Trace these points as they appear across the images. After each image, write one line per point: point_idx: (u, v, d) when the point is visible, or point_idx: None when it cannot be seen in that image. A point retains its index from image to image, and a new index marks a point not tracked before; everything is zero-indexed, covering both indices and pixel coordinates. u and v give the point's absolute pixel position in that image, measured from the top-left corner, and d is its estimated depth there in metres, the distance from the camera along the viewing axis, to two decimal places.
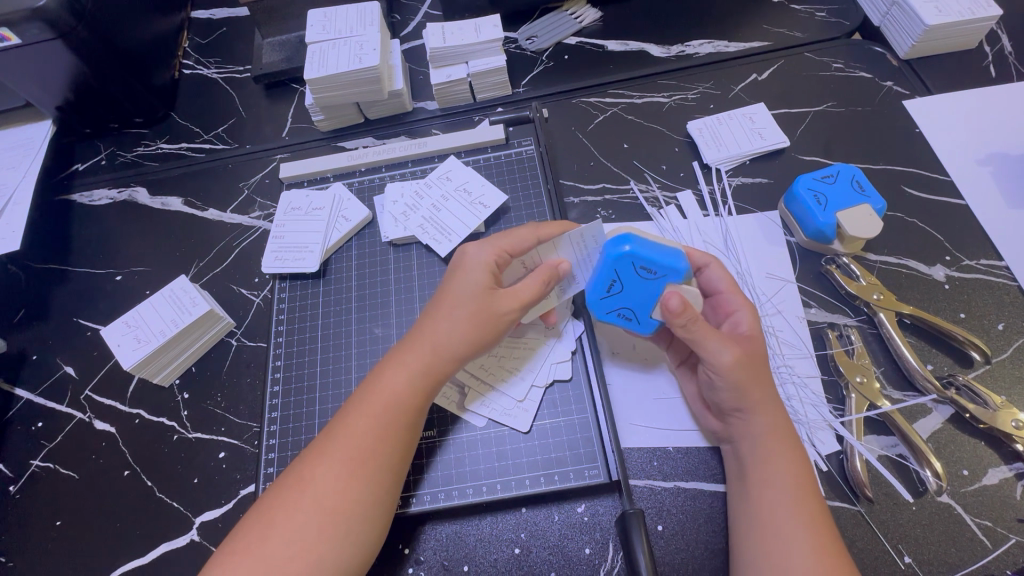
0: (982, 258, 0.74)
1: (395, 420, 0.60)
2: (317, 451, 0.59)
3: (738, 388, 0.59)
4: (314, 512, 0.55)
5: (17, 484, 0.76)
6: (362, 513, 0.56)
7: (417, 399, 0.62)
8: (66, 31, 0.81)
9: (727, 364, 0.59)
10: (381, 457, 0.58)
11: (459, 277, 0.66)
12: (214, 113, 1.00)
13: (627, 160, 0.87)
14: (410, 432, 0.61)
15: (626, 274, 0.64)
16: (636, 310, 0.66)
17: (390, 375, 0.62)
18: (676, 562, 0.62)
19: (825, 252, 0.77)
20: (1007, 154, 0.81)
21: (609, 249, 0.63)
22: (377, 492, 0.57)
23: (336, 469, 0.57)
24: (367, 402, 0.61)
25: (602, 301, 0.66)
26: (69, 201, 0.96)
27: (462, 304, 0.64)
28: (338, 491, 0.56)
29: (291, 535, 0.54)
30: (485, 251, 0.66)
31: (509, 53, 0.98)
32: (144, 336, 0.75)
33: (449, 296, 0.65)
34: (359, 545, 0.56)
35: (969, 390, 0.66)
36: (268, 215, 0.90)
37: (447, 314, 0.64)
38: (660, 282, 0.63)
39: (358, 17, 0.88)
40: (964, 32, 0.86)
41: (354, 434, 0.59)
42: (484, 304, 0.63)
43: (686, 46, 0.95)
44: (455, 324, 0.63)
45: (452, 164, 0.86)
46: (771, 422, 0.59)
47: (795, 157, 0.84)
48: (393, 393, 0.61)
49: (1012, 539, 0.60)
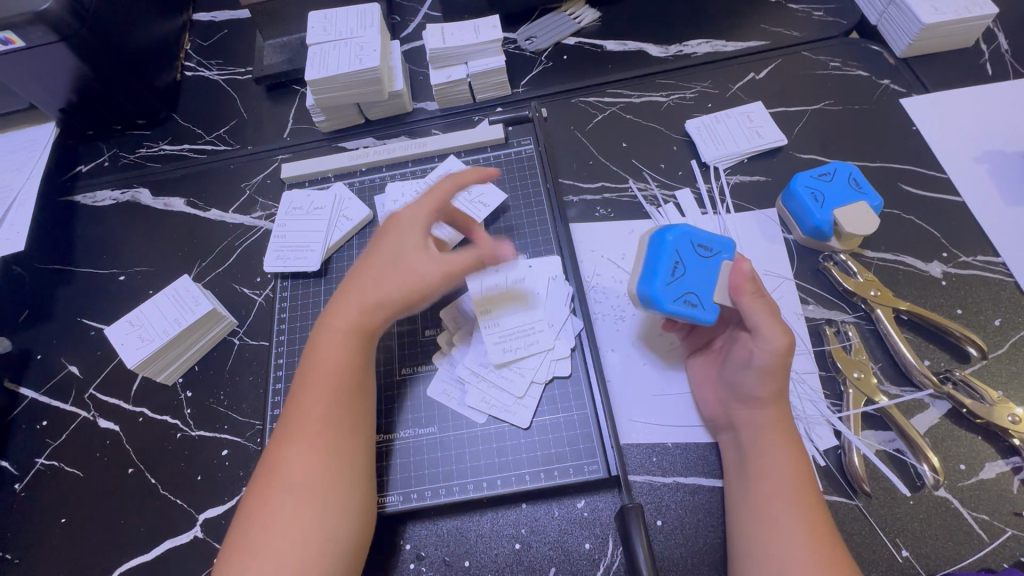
0: (979, 255, 0.75)
1: (337, 382, 0.63)
2: (280, 440, 0.61)
3: (770, 377, 0.61)
4: (288, 491, 0.57)
5: (22, 482, 0.77)
6: (331, 477, 0.58)
7: (354, 355, 0.64)
8: (69, 34, 0.81)
9: (779, 346, 0.59)
10: (335, 421, 0.61)
11: (376, 247, 0.68)
12: (216, 114, 1.01)
13: (626, 159, 0.87)
14: (357, 391, 0.63)
15: (687, 255, 0.64)
16: (702, 294, 0.63)
17: (321, 347, 0.65)
18: (675, 556, 0.62)
19: (823, 249, 0.77)
20: (1004, 152, 0.81)
21: (666, 233, 0.64)
22: (339, 455, 0.60)
23: (298, 447, 0.59)
24: (307, 379, 0.63)
25: (667, 287, 0.62)
26: (72, 202, 0.97)
27: (385, 266, 0.66)
28: (303, 468, 0.58)
29: (274, 519, 0.56)
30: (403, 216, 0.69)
31: (508, 54, 0.98)
32: (147, 335, 0.76)
33: (365, 262, 0.68)
34: (340, 512, 0.57)
35: (966, 385, 0.66)
36: (270, 215, 0.91)
37: (365, 280, 0.67)
38: (716, 261, 0.65)
39: (359, 18, 0.89)
40: (960, 30, 0.86)
41: (303, 410, 0.61)
42: (405, 259, 0.66)
43: (684, 46, 0.95)
44: (376, 284, 0.65)
45: (452, 164, 0.87)
46: (777, 413, 0.62)
47: (793, 155, 0.84)
48: (329, 359, 0.64)
49: (1008, 532, 0.61)
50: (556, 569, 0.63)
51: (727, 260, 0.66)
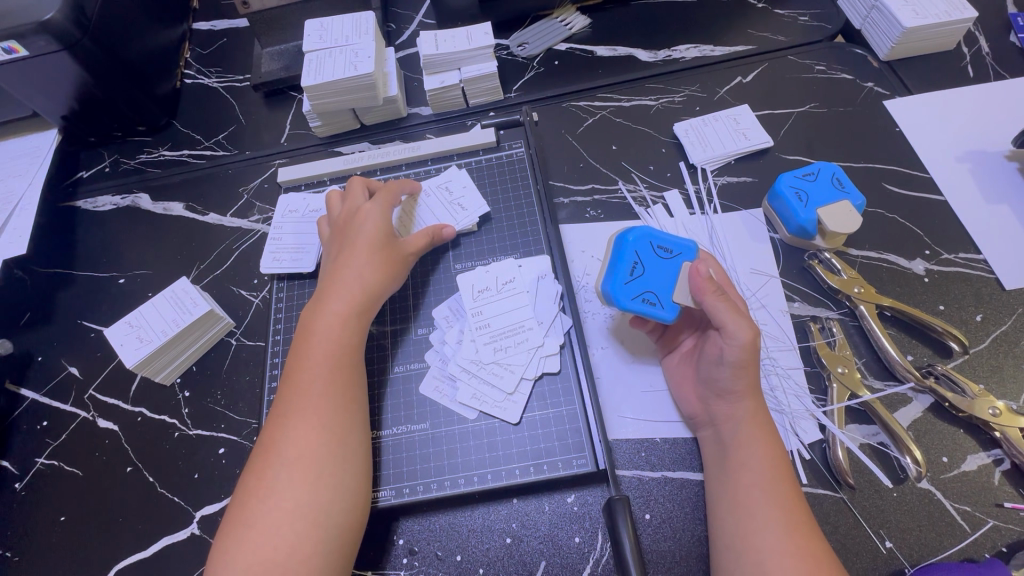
0: (961, 252, 0.76)
1: (336, 360, 0.65)
2: (278, 420, 0.62)
3: (744, 368, 0.61)
4: (284, 466, 0.59)
5: (23, 481, 0.78)
6: (326, 452, 0.60)
7: (347, 336, 0.67)
8: (72, 43, 0.83)
9: (747, 340, 0.60)
10: (334, 399, 0.63)
11: (354, 235, 0.73)
12: (215, 121, 1.03)
13: (616, 161, 0.89)
14: (354, 370, 0.67)
15: (646, 255, 0.67)
16: (660, 293, 0.66)
17: (320, 327, 0.67)
18: (663, 549, 0.63)
19: (808, 248, 0.78)
20: (985, 152, 0.83)
21: (626, 233, 0.67)
22: (339, 429, 0.62)
23: (297, 423, 0.61)
24: (304, 358, 0.65)
25: (625, 286, 0.66)
26: (74, 207, 0.99)
27: (370, 252, 0.72)
28: (301, 441, 0.60)
29: (270, 493, 0.57)
30: (374, 207, 0.75)
31: (501, 59, 1.01)
32: (146, 336, 0.77)
33: (352, 247, 0.72)
34: (338, 487, 0.59)
35: (948, 379, 0.67)
36: (267, 219, 0.93)
37: (357, 262, 0.71)
38: (677, 262, 0.67)
39: (354, 26, 0.91)
40: (941, 33, 0.88)
41: (302, 386, 0.63)
42: (383, 245, 0.73)
43: (673, 51, 0.97)
44: (368, 268, 0.71)
45: (453, 174, 0.87)
46: (754, 407, 0.62)
47: (779, 157, 0.86)
48: (324, 340, 0.66)
49: (990, 523, 0.62)
50: (546, 563, 0.64)
51: (687, 262, 0.68)
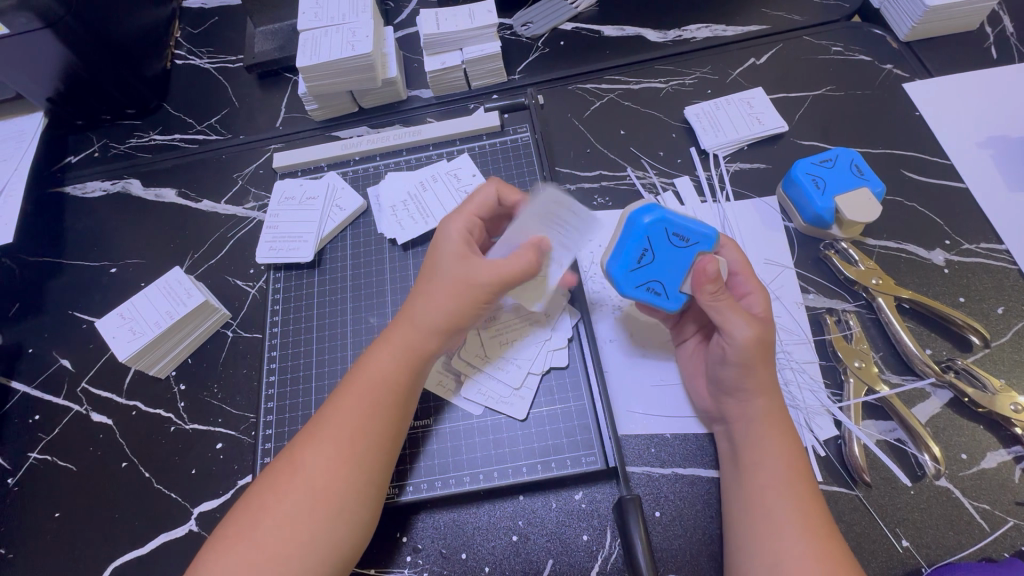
0: (982, 242, 0.74)
1: (387, 399, 0.60)
2: (309, 434, 0.59)
3: (751, 366, 0.59)
4: (304, 494, 0.55)
5: (15, 477, 0.76)
6: (353, 494, 0.56)
7: (403, 376, 0.62)
8: (55, 20, 0.80)
9: (745, 339, 0.58)
10: (371, 436, 0.59)
11: (435, 254, 0.66)
12: (208, 103, 0.99)
13: (624, 146, 0.86)
14: (402, 411, 0.61)
15: (658, 242, 0.64)
16: (666, 283, 0.64)
17: (375, 355, 0.63)
18: (674, 548, 0.62)
19: (824, 237, 0.76)
20: (1008, 137, 0.80)
21: (639, 217, 0.64)
22: (369, 475, 0.58)
23: (330, 453, 0.57)
24: (355, 383, 0.62)
25: (630, 274, 0.64)
26: (62, 194, 0.95)
27: (437, 278, 0.64)
28: (328, 473, 0.56)
29: (282, 516, 0.54)
30: (454, 223, 0.67)
31: (504, 39, 0.97)
32: (138, 328, 0.75)
33: (431, 267, 0.66)
34: (352, 523, 0.56)
35: (968, 373, 0.65)
36: (263, 206, 0.90)
37: (429, 288, 0.65)
38: (691, 250, 0.64)
39: (351, 3, 0.87)
40: (964, 12, 0.84)
41: (344, 415, 0.59)
42: (460, 272, 0.63)
43: (683, 31, 0.93)
44: (436, 297, 0.63)
45: (462, 161, 0.85)
46: (767, 405, 0.59)
47: (794, 142, 0.83)
48: (379, 372, 0.62)
49: (1009, 522, 0.60)
50: (554, 561, 0.63)
51: (703, 251, 0.63)
